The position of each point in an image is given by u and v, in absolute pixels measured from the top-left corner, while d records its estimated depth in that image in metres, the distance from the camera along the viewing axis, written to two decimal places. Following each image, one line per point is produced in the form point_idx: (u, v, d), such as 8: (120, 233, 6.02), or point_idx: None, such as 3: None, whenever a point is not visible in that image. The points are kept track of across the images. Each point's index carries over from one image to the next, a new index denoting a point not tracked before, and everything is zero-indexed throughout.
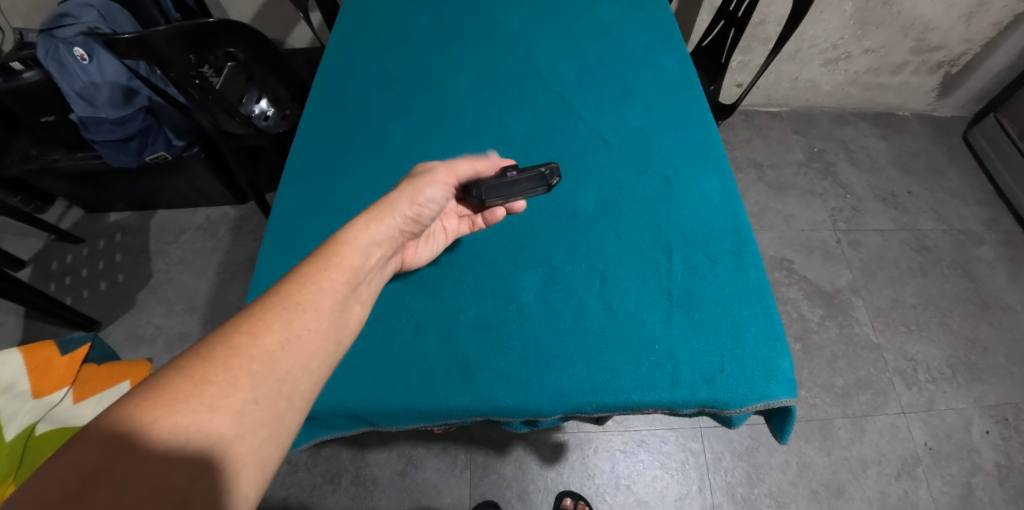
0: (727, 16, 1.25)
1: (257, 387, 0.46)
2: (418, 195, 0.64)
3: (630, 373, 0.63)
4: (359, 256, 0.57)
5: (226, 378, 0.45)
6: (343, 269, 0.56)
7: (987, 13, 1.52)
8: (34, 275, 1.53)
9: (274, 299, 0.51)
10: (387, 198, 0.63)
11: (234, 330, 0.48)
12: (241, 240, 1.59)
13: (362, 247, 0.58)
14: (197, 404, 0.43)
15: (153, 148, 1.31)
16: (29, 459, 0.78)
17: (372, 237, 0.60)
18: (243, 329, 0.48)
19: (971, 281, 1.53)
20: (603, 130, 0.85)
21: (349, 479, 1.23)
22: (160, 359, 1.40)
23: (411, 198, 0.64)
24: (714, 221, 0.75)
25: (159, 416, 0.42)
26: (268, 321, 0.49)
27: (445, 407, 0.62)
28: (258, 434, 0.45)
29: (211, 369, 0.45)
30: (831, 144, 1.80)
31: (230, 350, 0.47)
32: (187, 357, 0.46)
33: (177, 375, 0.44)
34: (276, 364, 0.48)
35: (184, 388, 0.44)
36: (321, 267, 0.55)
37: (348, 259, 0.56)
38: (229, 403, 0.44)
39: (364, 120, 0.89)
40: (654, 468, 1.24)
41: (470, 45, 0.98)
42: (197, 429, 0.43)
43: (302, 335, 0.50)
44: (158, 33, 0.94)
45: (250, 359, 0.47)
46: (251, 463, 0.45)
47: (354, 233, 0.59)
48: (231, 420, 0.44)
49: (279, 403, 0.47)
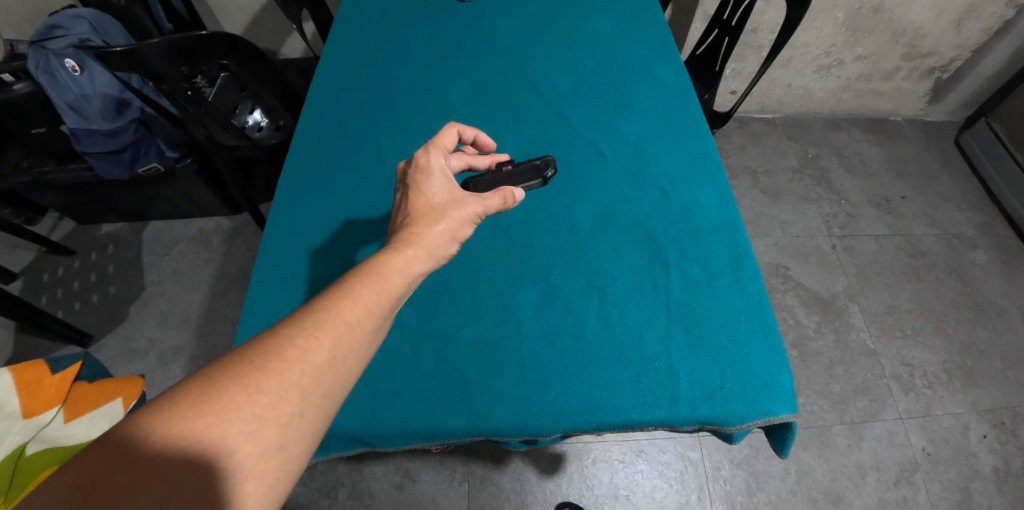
0: (720, 25, 1.24)
1: (304, 400, 0.44)
2: (456, 228, 0.61)
3: (628, 391, 0.63)
4: (408, 277, 0.55)
5: (277, 389, 0.43)
6: (389, 292, 0.53)
7: (976, 19, 1.54)
8: (25, 288, 1.51)
9: (321, 314, 0.48)
10: (425, 219, 0.60)
11: (285, 342, 0.46)
12: (233, 251, 1.58)
13: (408, 272, 0.55)
14: (247, 414, 0.42)
15: (145, 160, 1.30)
16: (19, 481, 0.75)
17: (417, 264, 0.56)
18: (294, 341, 0.46)
19: (965, 285, 1.53)
20: (599, 143, 0.85)
21: (346, 493, 1.21)
22: (151, 373, 1.38)
23: (451, 230, 0.61)
24: (712, 235, 0.74)
25: (210, 423, 0.41)
26: (318, 336, 0.47)
27: (445, 429, 0.61)
28: (298, 445, 0.44)
29: (263, 379, 0.43)
30: (824, 150, 1.81)
31: (281, 362, 0.44)
32: (237, 363, 0.44)
33: (229, 381, 0.43)
34: (322, 380, 0.46)
35: (236, 396, 0.42)
36: (368, 287, 0.51)
37: (393, 283, 0.53)
38: (277, 415, 0.43)
39: (357, 136, 0.88)
40: (653, 478, 1.24)
41: (463, 58, 0.98)
42: (246, 439, 0.41)
43: (348, 355, 0.48)
44: (150, 46, 0.93)
45: (300, 374, 0.45)
46: (290, 472, 0.44)
47: (401, 258, 0.55)
48: (276, 432, 0.43)
49: (320, 417, 0.46)
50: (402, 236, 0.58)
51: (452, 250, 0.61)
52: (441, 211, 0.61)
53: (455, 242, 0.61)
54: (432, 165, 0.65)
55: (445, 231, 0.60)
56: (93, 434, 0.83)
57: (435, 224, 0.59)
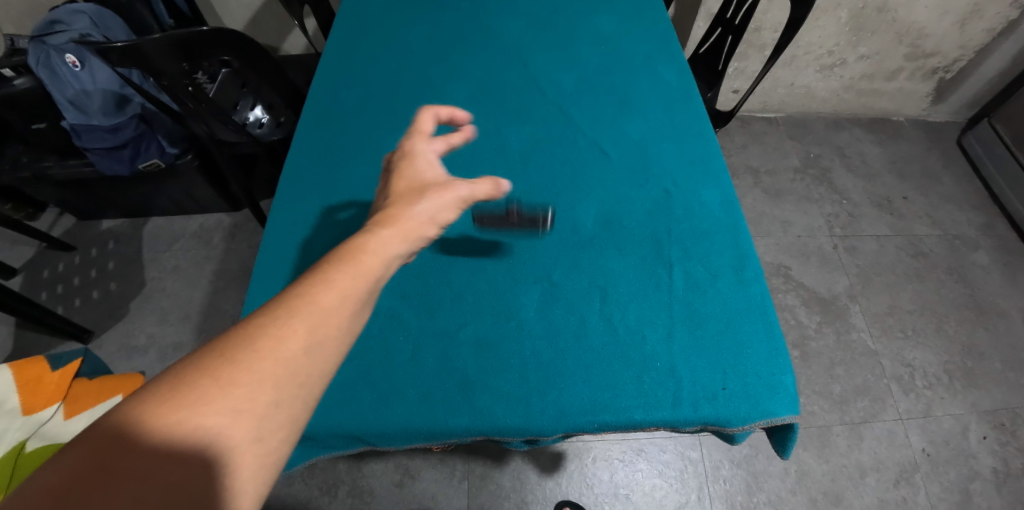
0: (724, 23, 1.24)
1: (280, 389, 0.42)
2: (436, 209, 0.59)
3: (630, 392, 0.63)
4: (385, 259, 0.52)
5: (250, 380, 0.41)
6: (366, 276, 0.50)
7: (980, 19, 1.53)
8: (25, 284, 1.51)
9: (294, 300, 0.46)
10: (402, 201, 0.58)
11: (258, 330, 0.43)
12: (234, 248, 1.57)
13: (385, 256, 0.52)
14: (219, 407, 0.40)
15: (145, 156, 1.29)
16: (20, 477, 0.75)
17: (394, 248, 0.54)
18: (267, 330, 0.43)
19: (966, 286, 1.53)
20: (601, 142, 0.85)
21: (346, 490, 1.21)
22: (151, 369, 1.38)
23: (431, 211, 0.58)
24: (715, 235, 0.74)
25: (180, 419, 0.39)
26: (292, 323, 0.44)
27: (445, 428, 0.61)
28: (276, 437, 0.42)
29: (235, 370, 0.41)
30: (826, 150, 1.81)
31: (254, 352, 0.42)
32: (210, 355, 0.42)
33: (200, 375, 0.41)
34: (299, 368, 0.44)
35: (207, 389, 0.40)
36: (343, 271, 0.49)
37: (370, 267, 0.51)
38: (252, 406, 0.41)
39: (358, 134, 0.88)
40: (652, 477, 1.24)
41: (466, 56, 0.98)
42: (218, 432, 0.39)
43: (324, 342, 0.45)
44: (150, 41, 0.92)
45: (274, 362, 0.42)
46: (268, 465, 0.41)
47: (378, 241, 0.53)
48: (252, 423, 0.40)
49: (297, 406, 0.43)
50: (379, 220, 0.55)
51: (433, 233, 0.59)
52: (419, 193, 0.59)
53: (435, 224, 0.58)
54: (417, 150, 0.64)
55: (424, 213, 0.58)
56: None
57: (411, 206, 0.57)
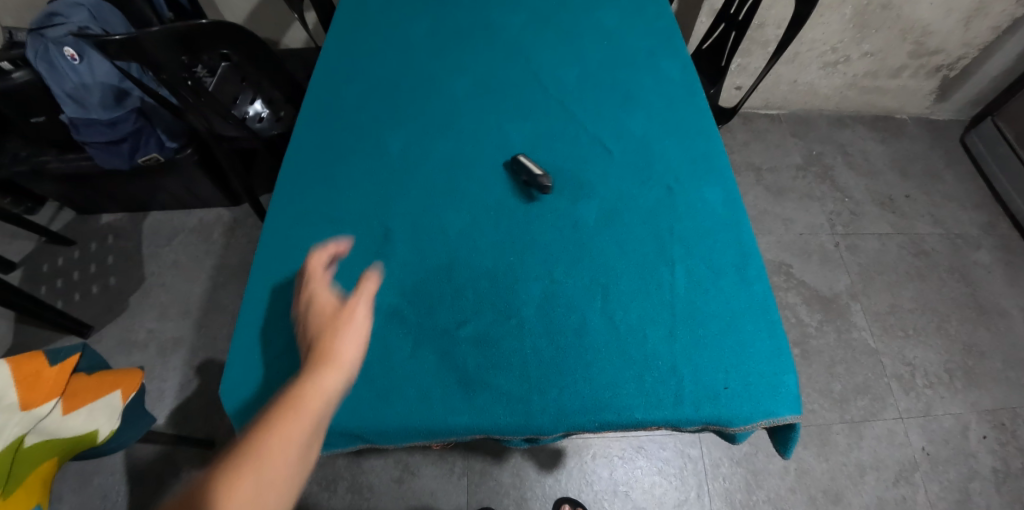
0: (727, 19, 1.23)
1: None
2: (359, 331, 0.61)
3: (631, 391, 0.62)
4: (326, 400, 0.55)
5: None
6: (307, 418, 0.54)
7: (985, 17, 1.52)
8: (24, 278, 1.50)
9: (243, 454, 0.50)
10: (323, 333, 0.60)
11: (210, 489, 0.47)
12: (234, 243, 1.57)
13: (325, 395, 0.56)
14: None
15: (145, 151, 1.30)
16: (19, 473, 0.74)
17: (330, 384, 0.56)
18: (217, 490, 0.47)
19: (968, 285, 1.53)
20: (603, 138, 0.84)
21: (345, 486, 1.21)
22: (151, 364, 1.38)
23: (356, 334, 0.61)
24: (717, 233, 0.73)
25: None
26: (241, 477, 0.48)
27: (445, 426, 0.61)
28: None
29: None
30: (829, 147, 1.80)
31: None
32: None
33: None
34: None
35: None
36: (287, 416, 0.53)
37: (310, 409, 0.54)
38: None
39: (358, 128, 0.87)
40: (652, 475, 1.23)
41: (467, 50, 0.97)
42: None
43: (273, 488, 0.49)
44: (150, 34, 0.91)
45: None
46: None
47: (315, 382, 0.56)
48: None
49: None
50: (311, 360, 0.57)
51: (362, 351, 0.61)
52: (340, 320, 0.61)
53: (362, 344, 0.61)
54: (323, 279, 0.66)
55: (350, 340, 0.60)
56: (93, 429, 0.83)
57: (338, 336, 0.60)
